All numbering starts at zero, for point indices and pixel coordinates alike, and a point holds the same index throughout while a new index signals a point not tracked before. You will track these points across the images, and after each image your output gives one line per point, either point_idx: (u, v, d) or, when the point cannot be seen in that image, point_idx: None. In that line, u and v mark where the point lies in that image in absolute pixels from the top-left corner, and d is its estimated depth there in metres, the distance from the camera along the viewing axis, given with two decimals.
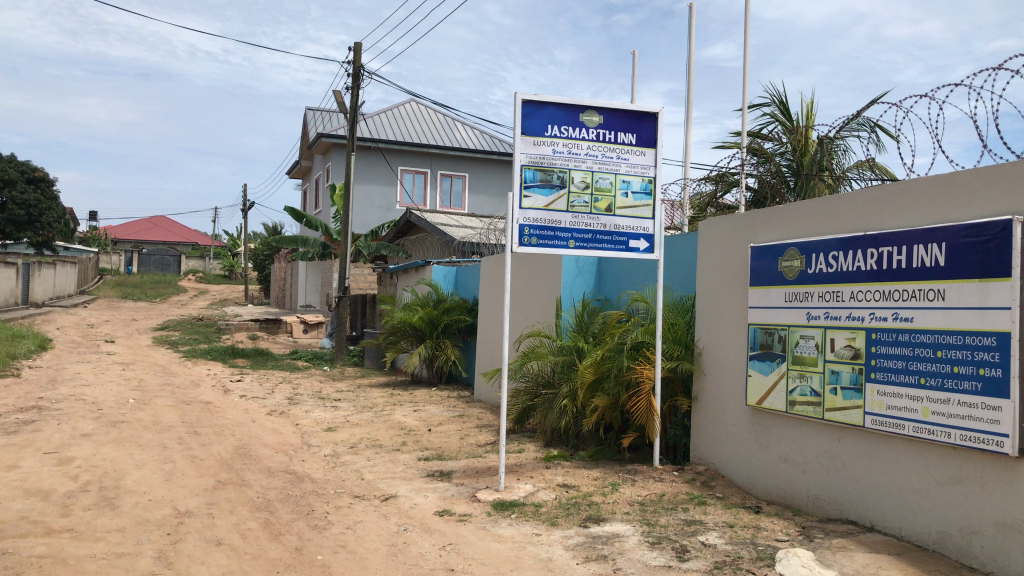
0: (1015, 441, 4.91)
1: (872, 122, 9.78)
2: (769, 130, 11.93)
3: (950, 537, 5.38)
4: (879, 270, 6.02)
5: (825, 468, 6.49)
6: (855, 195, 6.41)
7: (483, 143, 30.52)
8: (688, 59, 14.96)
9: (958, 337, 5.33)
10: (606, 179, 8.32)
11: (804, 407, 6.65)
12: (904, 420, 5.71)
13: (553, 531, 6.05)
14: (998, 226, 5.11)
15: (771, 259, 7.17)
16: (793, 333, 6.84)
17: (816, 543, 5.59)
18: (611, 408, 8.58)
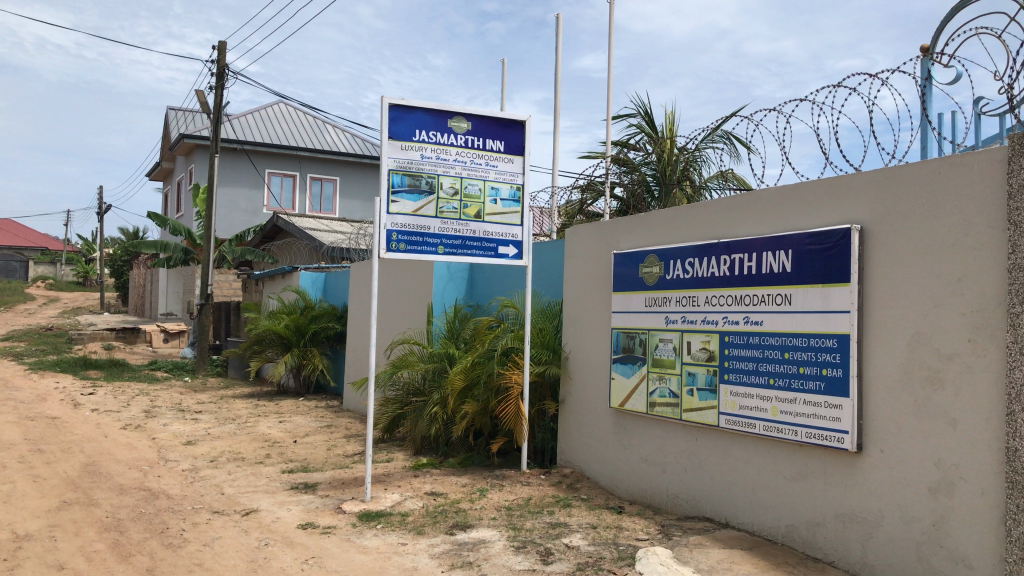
0: (853, 437, 5.22)
1: (730, 134, 10.21)
2: (634, 141, 12.28)
3: (796, 530, 5.67)
4: (731, 276, 6.28)
5: (682, 468, 6.72)
6: (710, 204, 6.67)
7: (355, 147, 30.12)
8: (556, 70, 15.25)
9: (803, 339, 5.62)
10: (475, 186, 8.34)
11: (664, 409, 6.86)
12: (755, 419, 5.97)
13: (419, 539, 6.00)
14: (839, 235, 5.42)
15: (633, 265, 7.36)
16: (652, 337, 7.05)
17: (674, 541, 5.77)
18: (480, 414, 8.63)
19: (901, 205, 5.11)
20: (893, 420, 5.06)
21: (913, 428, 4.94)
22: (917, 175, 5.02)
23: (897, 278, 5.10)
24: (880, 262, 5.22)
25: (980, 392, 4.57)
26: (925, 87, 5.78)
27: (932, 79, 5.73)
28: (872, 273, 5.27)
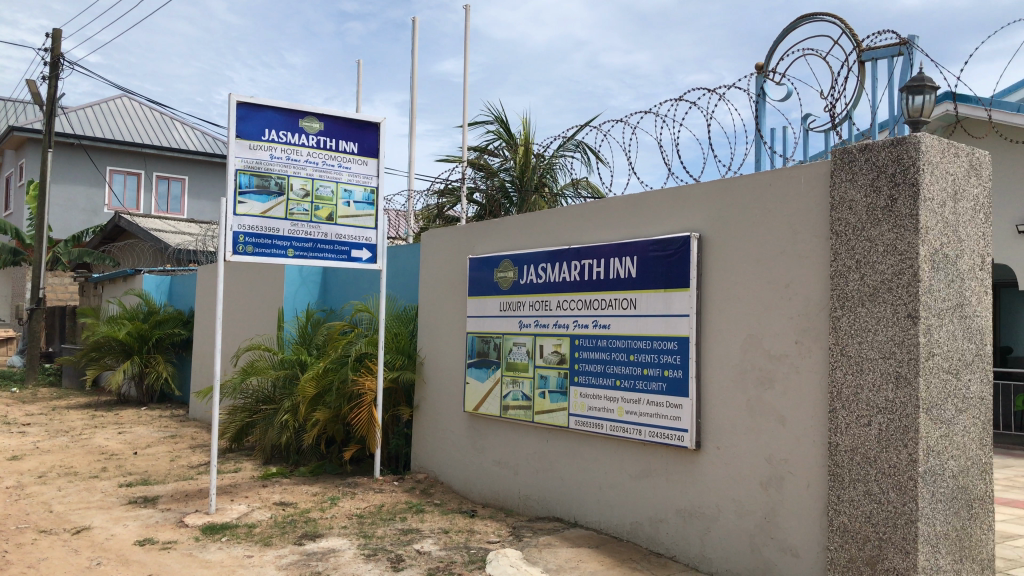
0: (693, 435, 5.45)
1: (585, 143, 10.46)
2: (491, 147, 12.39)
3: (640, 527, 5.87)
4: (581, 280, 6.43)
5: (533, 469, 6.83)
6: (561, 211, 6.80)
7: (205, 145, 28.99)
8: (412, 73, 15.21)
9: (646, 342, 5.82)
10: (327, 188, 8.20)
11: (516, 411, 6.95)
12: (602, 420, 6.14)
13: (266, 551, 5.82)
14: (679, 242, 5.65)
15: (487, 270, 7.42)
16: (506, 341, 7.13)
17: (525, 542, 5.85)
18: (332, 421, 8.47)
19: (737, 214, 5.38)
20: (729, 418, 5.32)
21: (746, 426, 5.20)
22: (751, 185, 5.29)
23: (733, 283, 5.36)
24: (717, 268, 5.48)
25: (807, 391, 4.86)
26: (760, 102, 6.12)
27: (765, 95, 6.07)
28: (710, 278, 5.52)
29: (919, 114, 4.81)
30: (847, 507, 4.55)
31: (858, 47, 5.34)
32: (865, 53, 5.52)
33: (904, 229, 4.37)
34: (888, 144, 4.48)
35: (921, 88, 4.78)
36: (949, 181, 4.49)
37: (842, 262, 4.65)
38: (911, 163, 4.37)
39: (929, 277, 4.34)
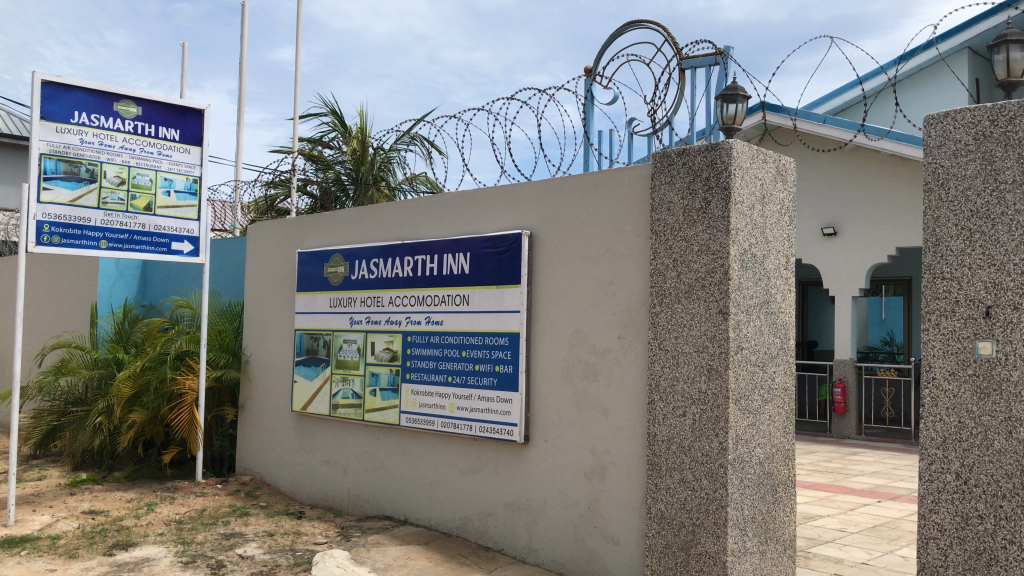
0: (521, 430, 5.54)
1: (422, 136, 10.41)
2: (325, 138, 12.12)
3: (470, 522, 5.92)
4: (414, 276, 6.38)
5: (363, 468, 6.74)
6: (394, 206, 6.73)
7: (8, 127, 26.76)
8: (241, 60, 14.66)
9: (478, 338, 5.86)
10: (144, 176, 7.76)
11: (346, 410, 6.83)
12: (433, 416, 6.13)
13: (72, 564, 5.42)
14: (510, 239, 5.72)
15: (317, 264, 7.23)
16: (337, 337, 6.98)
17: (352, 542, 5.76)
18: (150, 423, 8.03)
19: (565, 213, 5.50)
20: (556, 412, 5.44)
21: (572, 419, 5.34)
22: (578, 185, 5.43)
23: (561, 281, 5.49)
24: (546, 265, 5.58)
25: (628, 384, 5.05)
26: (587, 105, 6.30)
27: (593, 99, 6.26)
28: (539, 276, 5.62)
29: (733, 122, 5.08)
30: (664, 494, 4.76)
31: (678, 55, 5.59)
32: (684, 61, 5.79)
33: (716, 230, 4.60)
34: (704, 149, 4.70)
35: (733, 97, 5.05)
36: (758, 185, 4.77)
37: (661, 260, 4.86)
38: (724, 168, 4.60)
39: (739, 276, 4.60)
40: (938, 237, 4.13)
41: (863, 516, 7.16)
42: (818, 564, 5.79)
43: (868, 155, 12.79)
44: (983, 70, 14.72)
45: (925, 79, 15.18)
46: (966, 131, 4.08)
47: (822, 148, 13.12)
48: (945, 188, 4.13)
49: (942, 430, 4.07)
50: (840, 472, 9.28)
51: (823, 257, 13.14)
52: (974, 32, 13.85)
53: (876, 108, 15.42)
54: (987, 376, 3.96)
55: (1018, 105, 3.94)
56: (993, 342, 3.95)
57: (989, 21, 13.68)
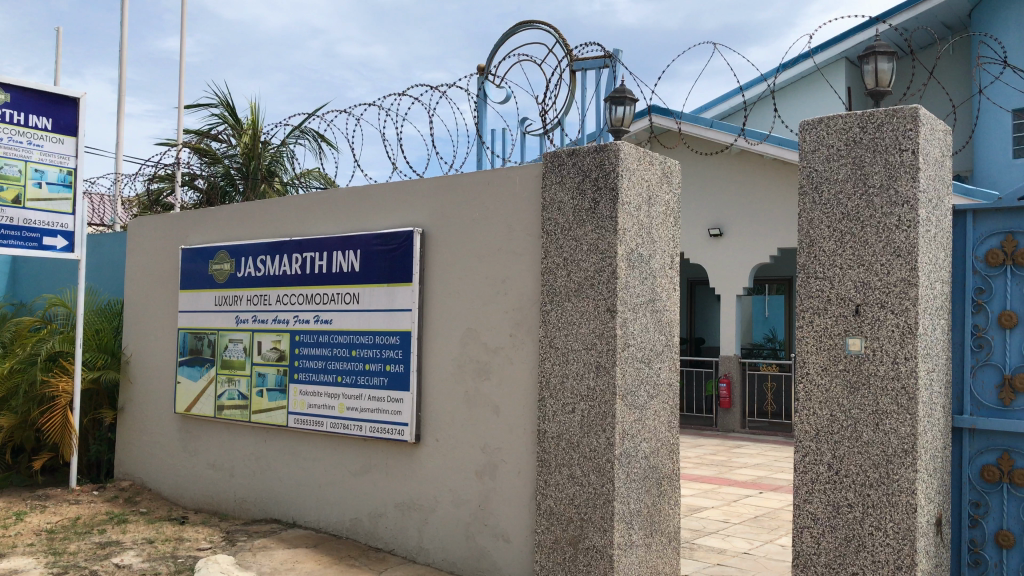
0: (412, 429, 5.51)
1: (314, 131, 10.22)
2: (214, 131, 11.75)
3: (359, 523, 5.85)
4: (303, 274, 6.25)
5: (250, 470, 6.57)
6: (282, 201, 6.58)
7: None
8: (121, 47, 14.06)
9: (369, 337, 5.79)
10: (13, 167, 7.37)
11: (232, 411, 6.66)
12: (322, 417, 6.03)
13: None
14: (402, 236, 5.67)
15: (202, 261, 7.00)
16: (222, 337, 6.78)
17: (238, 547, 5.62)
18: (20, 428, 7.62)
19: (457, 211, 5.49)
20: (447, 411, 5.43)
21: (463, 418, 5.34)
22: (470, 183, 5.43)
23: (453, 279, 5.48)
24: (437, 264, 5.56)
25: (518, 382, 5.08)
26: (480, 104, 6.32)
27: (485, 97, 6.29)
28: (430, 274, 5.60)
29: (621, 124, 5.18)
30: (553, 490, 4.81)
31: (569, 57, 5.67)
32: (574, 63, 5.88)
33: (605, 230, 4.68)
34: (592, 150, 4.77)
35: (622, 100, 5.15)
36: (644, 187, 4.87)
37: (552, 259, 4.91)
38: (612, 169, 4.69)
39: (626, 274, 4.69)
40: (812, 238, 4.32)
41: (745, 508, 7.43)
42: (702, 555, 5.98)
43: (750, 159, 13.27)
44: (856, 81, 15.51)
45: (802, 87, 15.88)
46: (838, 137, 4.27)
47: (706, 150, 13.68)
48: (819, 191, 4.32)
49: (815, 423, 4.26)
50: (725, 465, 9.60)
51: (710, 257, 13.56)
52: (846, 44, 14.59)
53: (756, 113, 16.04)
54: (856, 371, 4.17)
55: (886, 113, 4.15)
56: (862, 339, 4.16)
57: (860, 35, 14.40)
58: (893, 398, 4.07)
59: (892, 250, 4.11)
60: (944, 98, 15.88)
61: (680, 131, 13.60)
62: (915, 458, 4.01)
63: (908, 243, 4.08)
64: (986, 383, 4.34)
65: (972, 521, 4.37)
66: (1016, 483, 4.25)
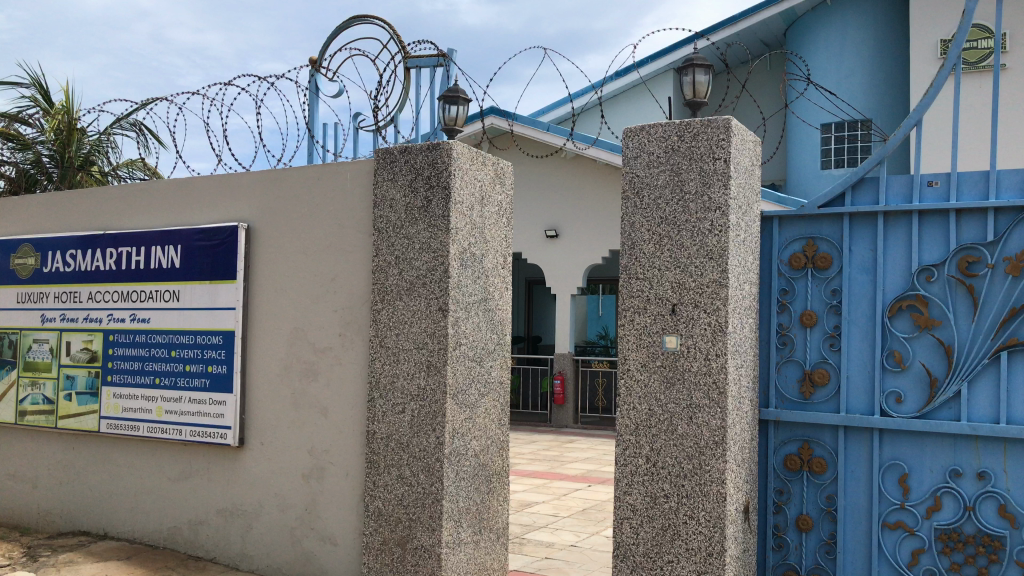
0: (235, 432, 5.31)
1: (137, 121, 9.68)
2: (22, 115, 10.90)
3: (177, 532, 5.58)
4: (117, 270, 5.89)
5: (56, 480, 6.14)
6: (94, 192, 6.17)
7: None
8: None
9: (190, 337, 5.53)
10: None
11: (36, 417, 6.20)
12: (137, 421, 5.71)
13: None
14: (226, 232, 5.43)
15: (2, 254, 6.47)
16: (26, 337, 6.31)
17: (40, 564, 5.26)
18: None
19: (285, 207, 5.33)
20: (273, 413, 5.27)
21: (290, 420, 5.20)
22: (299, 178, 5.28)
23: (280, 277, 5.31)
24: (264, 261, 5.38)
25: (347, 382, 5.00)
26: (312, 98, 6.18)
27: (317, 91, 6.16)
28: (257, 271, 5.41)
29: (453, 124, 5.19)
30: (382, 491, 4.76)
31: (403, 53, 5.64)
32: (408, 61, 5.87)
33: (437, 228, 4.67)
34: (425, 148, 4.75)
35: (455, 99, 5.16)
36: (476, 187, 4.90)
37: (383, 257, 4.85)
38: (443, 168, 4.68)
39: (457, 273, 4.69)
40: (634, 241, 4.50)
41: (574, 501, 7.63)
42: (531, 549, 6.09)
43: (585, 163, 13.66)
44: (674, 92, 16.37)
45: (627, 95, 16.57)
46: (658, 144, 4.46)
47: (538, 152, 14.02)
48: (640, 196, 4.50)
49: (635, 418, 4.44)
50: (557, 459, 9.84)
51: (545, 257, 13.90)
52: (663, 61, 15.37)
53: (583, 118, 16.61)
54: (672, 367, 4.37)
55: (702, 123, 4.36)
56: (677, 337, 4.36)
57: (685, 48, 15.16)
58: (706, 393, 4.28)
59: (706, 253, 4.32)
60: (754, 110, 17.08)
61: (511, 132, 13.86)
62: (724, 450, 4.23)
63: (719, 247, 4.29)
64: (789, 378, 4.66)
65: (776, 507, 4.68)
66: (815, 470, 4.57)
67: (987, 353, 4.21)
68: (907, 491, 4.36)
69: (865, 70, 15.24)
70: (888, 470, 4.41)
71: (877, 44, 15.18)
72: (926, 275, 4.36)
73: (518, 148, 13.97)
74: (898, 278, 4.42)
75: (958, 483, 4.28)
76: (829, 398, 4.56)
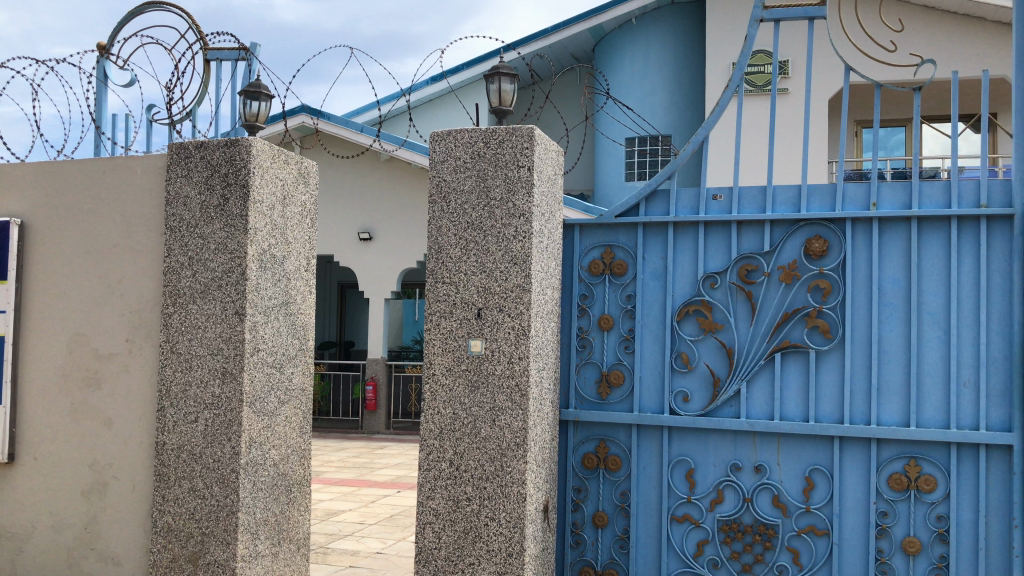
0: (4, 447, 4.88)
1: None
2: None
3: None
4: None
5: None
6: None
7: None
8: None
9: None
10: None
11: None
12: None
13: None
14: None
15: None
16: None
17: None
18: None
19: (65, 202, 4.94)
20: (49, 424, 4.87)
21: (67, 432, 4.82)
22: (81, 172, 4.90)
23: (58, 277, 4.92)
24: (40, 260, 4.97)
25: (133, 391, 4.69)
26: (99, 86, 5.76)
27: (105, 79, 5.75)
28: (33, 271, 4.98)
29: (255, 120, 4.99)
30: (171, 506, 4.50)
31: (203, 46, 5.40)
32: (207, 53, 5.59)
33: (234, 229, 4.47)
34: (222, 144, 4.53)
35: (257, 95, 4.96)
36: (278, 186, 4.72)
37: (175, 258, 4.59)
38: (243, 165, 4.49)
39: (256, 276, 4.51)
40: (439, 245, 4.50)
41: (382, 508, 7.56)
42: (335, 558, 5.97)
43: (401, 166, 13.60)
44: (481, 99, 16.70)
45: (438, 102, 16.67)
46: (465, 149, 4.50)
47: (342, 152, 13.91)
48: (446, 200, 4.51)
49: (439, 422, 4.44)
50: (365, 466, 9.70)
51: (357, 260, 13.69)
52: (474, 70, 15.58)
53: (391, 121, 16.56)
54: (476, 371, 4.40)
55: (507, 131, 4.43)
56: (482, 341, 4.40)
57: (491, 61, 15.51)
58: (508, 395, 4.35)
59: (509, 258, 4.39)
60: (558, 121, 17.70)
61: (314, 130, 13.66)
62: (525, 451, 4.31)
63: (522, 252, 4.37)
64: (588, 379, 4.83)
65: (574, 505, 4.83)
66: (610, 468, 4.76)
67: (763, 354, 4.53)
68: (694, 485, 4.62)
69: (668, 88, 16.09)
70: (676, 465, 4.66)
71: (678, 64, 16.04)
72: (710, 282, 4.64)
73: (322, 147, 13.81)
74: (686, 284, 4.68)
75: (738, 476, 4.57)
76: (624, 398, 4.76)
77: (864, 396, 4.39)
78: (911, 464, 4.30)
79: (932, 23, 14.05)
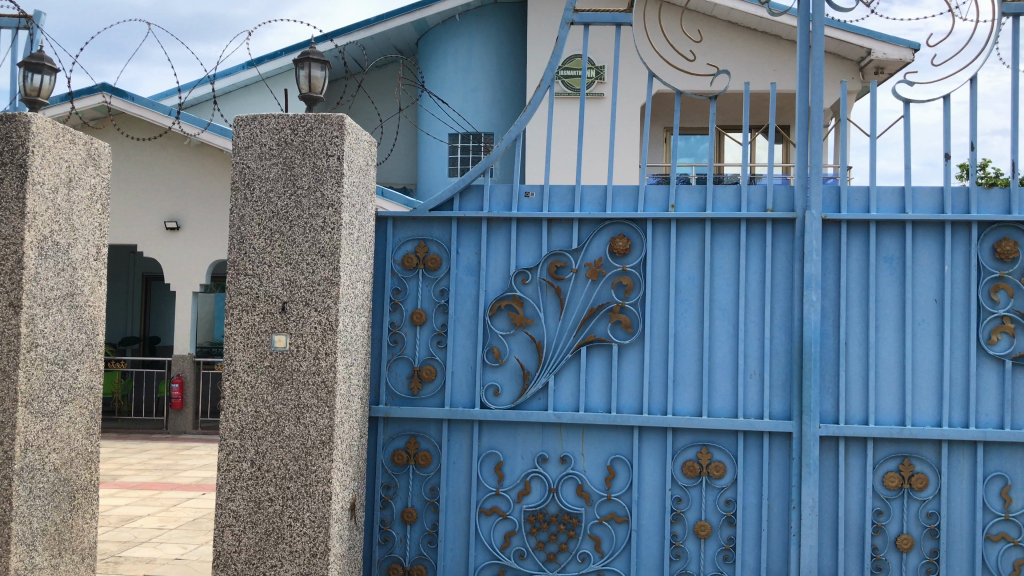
0: None
1: None
2: None
3: None
4: None
5: None
6: None
7: None
8: None
9: None
10: None
11: None
12: None
13: None
14: None
15: None
16: None
17: None
18: None
19: None
20: None
21: None
22: None
23: None
24: None
25: None
26: None
27: None
28: None
29: (36, 95, 4.57)
30: None
31: None
32: None
33: (8, 213, 4.08)
34: None
35: (39, 67, 4.54)
36: (62, 167, 4.35)
37: None
38: (19, 143, 4.10)
39: (35, 265, 4.14)
40: (242, 235, 4.31)
41: (183, 511, 7.19)
42: (127, 568, 5.60)
43: (213, 153, 12.96)
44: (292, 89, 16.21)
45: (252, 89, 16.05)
46: (271, 136, 4.32)
47: (139, 133, 13.03)
48: (250, 188, 4.33)
49: (240, 421, 4.25)
50: (169, 468, 9.18)
51: (163, 251, 12.97)
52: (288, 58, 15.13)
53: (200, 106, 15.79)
54: (280, 368, 4.24)
55: (315, 118, 4.29)
56: (287, 336, 4.24)
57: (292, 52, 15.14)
58: (314, 392, 4.22)
59: (317, 250, 4.25)
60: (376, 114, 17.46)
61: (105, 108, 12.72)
62: (331, 449, 4.20)
63: (331, 245, 4.25)
64: (399, 374, 4.78)
65: (383, 502, 4.76)
66: (420, 463, 4.73)
67: (570, 348, 4.64)
68: (502, 477, 4.68)
69: (490, 86, 16.28)
70: (485, 459, 4.70)
71: (500, 63, 16.27)
72: (521, 277, 4.71)
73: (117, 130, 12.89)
74: (498, 278, 4.73)
75: (545, 468, 4.67)
76: (435, 393, 4.75)
77: (661, 388, 4.60)
78: (703, 452, 4.55)
79: (733, 36, 14.98)
